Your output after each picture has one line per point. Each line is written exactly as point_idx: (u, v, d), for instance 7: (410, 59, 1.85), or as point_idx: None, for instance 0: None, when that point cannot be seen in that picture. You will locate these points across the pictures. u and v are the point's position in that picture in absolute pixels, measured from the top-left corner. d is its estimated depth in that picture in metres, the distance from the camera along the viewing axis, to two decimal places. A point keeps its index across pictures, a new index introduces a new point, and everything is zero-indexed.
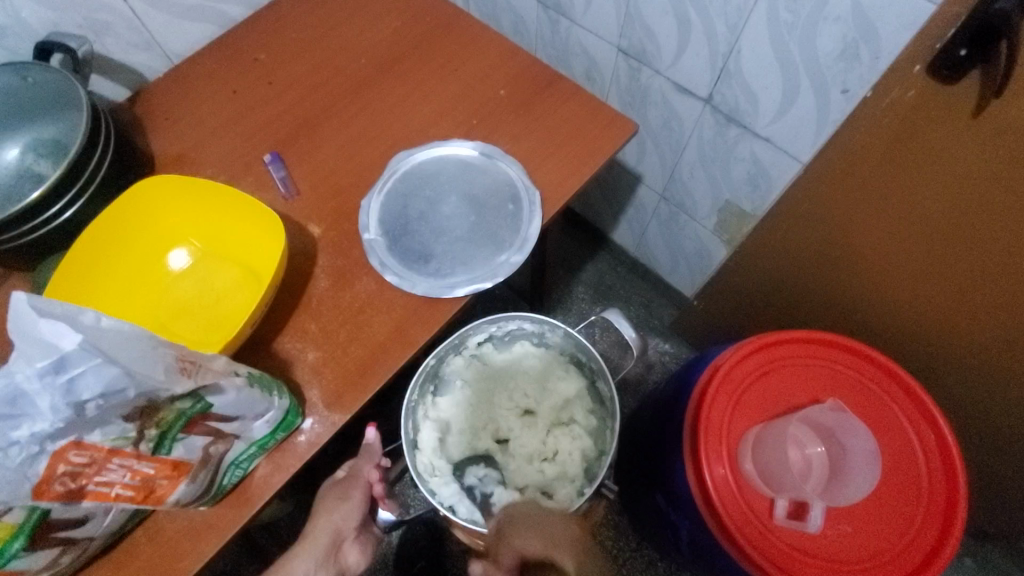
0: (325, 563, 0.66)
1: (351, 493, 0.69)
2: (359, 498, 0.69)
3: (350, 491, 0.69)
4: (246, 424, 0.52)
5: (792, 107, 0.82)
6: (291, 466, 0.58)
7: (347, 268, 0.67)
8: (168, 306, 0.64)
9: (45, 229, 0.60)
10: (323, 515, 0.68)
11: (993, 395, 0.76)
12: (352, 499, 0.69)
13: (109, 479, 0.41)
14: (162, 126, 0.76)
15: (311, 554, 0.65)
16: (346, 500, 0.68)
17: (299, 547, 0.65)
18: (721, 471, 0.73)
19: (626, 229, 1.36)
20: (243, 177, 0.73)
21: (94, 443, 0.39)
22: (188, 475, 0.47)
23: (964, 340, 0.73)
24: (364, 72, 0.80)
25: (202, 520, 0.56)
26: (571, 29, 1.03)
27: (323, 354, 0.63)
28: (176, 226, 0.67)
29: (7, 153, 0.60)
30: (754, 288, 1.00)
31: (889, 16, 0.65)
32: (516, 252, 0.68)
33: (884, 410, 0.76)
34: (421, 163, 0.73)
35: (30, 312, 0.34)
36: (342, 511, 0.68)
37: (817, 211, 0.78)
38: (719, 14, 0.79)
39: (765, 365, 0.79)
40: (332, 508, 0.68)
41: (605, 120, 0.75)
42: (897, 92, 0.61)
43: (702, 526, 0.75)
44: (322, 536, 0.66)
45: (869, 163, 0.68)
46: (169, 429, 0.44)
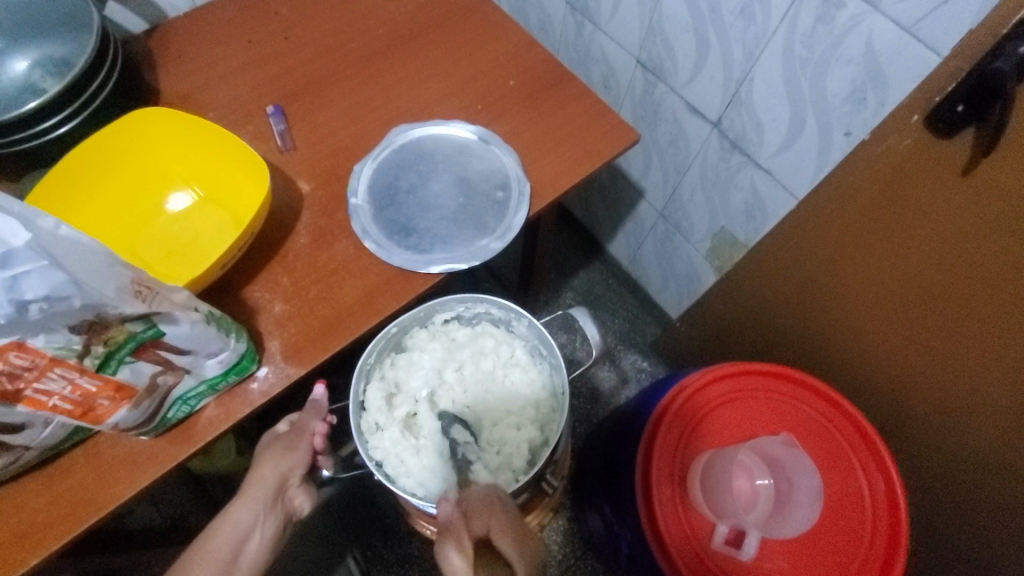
0: (274, 508, 0.66)
1: (297, 443, 0.69)
2: (306, 448, 0.69)
3: (296, 442, 0.69)
4: (198, 361, 0.52)
5: (796, 142, 0.82)
6: (238, 411, 0.59)
7: (329, 229, 0.68)
8: (147, 240, 0.65)
9: (36, 142, 0.61)
10: (268, 463, 0.67)
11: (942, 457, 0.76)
12: (299, 450, 0.69)
13: (48, 389, 0.42)
14: (173, 64, 0.77)
15: (258, 500, 0.65)
16: (292, 450, 0.68)
17: (244, 495, 0.65)
18: (668, 492, 0.75)
19: (622, 242, 1.36)
20: (243, 126, 0.73)
21: (36, 348, 0.39)
22: (132, 399, 0.48)
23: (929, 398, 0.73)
24: (380, 42, 0.80)
25: (142, 450, 0.56)
26: (595, 34, 1.04)
27: (290, 308, 0.63)
28: (164, 160, 0.68)
29: (15, 65, 0.61)
30: (735, 317, 0.99)
31: (899, 65, 0.65)
32: (497, 239, 0.68)
33: (840, 454, 0.76)
34: (420, 138, 0.74)
35: None
36: (289, 459, 0.68)
37: (805, 247, 0.78)
38: (738, 39, 0.80)
39: (730, 393, 0.80)
40: (277, 457, 0.68)
41: (608, 124, 0.76)
42: (894, 139, 0.62)
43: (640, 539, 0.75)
44: (268, 481, 0.66)
45: (859, 204, 0.68)
46: (117, 350, 0.44)
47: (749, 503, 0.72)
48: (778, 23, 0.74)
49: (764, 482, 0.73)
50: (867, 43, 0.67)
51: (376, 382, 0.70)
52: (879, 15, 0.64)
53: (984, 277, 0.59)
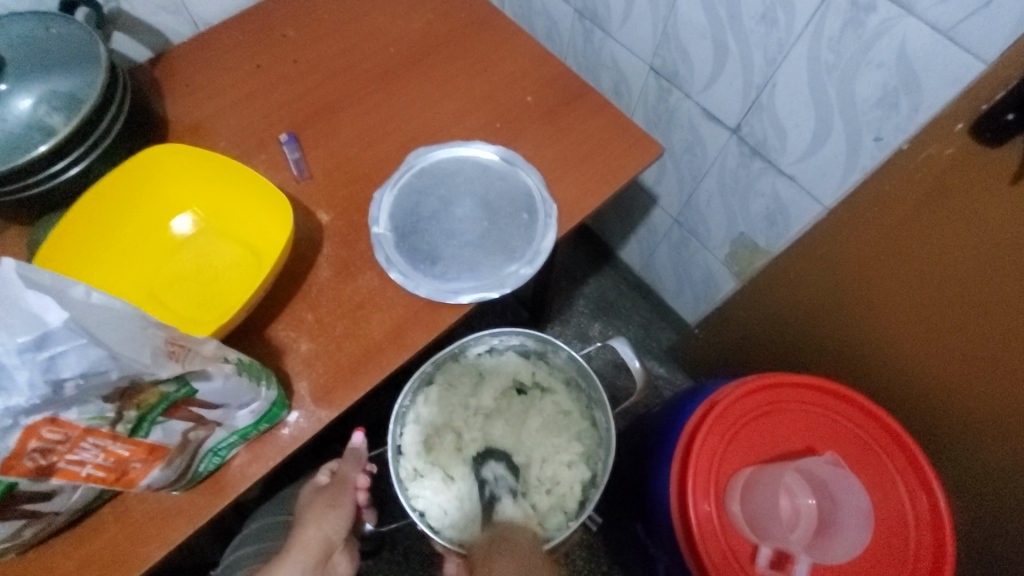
0: (315, 574, 0.62)
1: (341, 500, 0.67)
2: (349, 504, 0.68)
3: (340, 497, 0.67)
4: (229, 413, 0.50)
5: (822, 148, 0.80)
6: (270, 459, 0.56)
7: (352, 260, 0.65)
8: (163, 277, 0.63)
9: (47, 185, 0.58)
10: (312, 523, 0.64)
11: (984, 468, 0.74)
12: (343, 506, 0.67)
13: (81, 458, 0.40)
14: (180, 93, 0.74)
15: (302, 564, 0.61)
16: (336, 507, 0.67)
17: (287, 560, 0.60)
18: (706, 508, 0.72)
19: (635, 248, 1.34)
20: (256, 155, 0.71)
21: (70, 421, 0.37)
22: (164, 459, 0.46)
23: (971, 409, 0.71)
24: (391, 61, 0.78)
25: (173, 505, 0.54)
26: (605, 41, 1.01)
27: (316, 346, 0.61)
28: (178, 196, 0.66)
29: (21, 104, 0.58)
30: (760, 325, 0.98)
31: (935, 69, 0.63)
32: (526, 264, 0.66)
33: (880, 468, 0.74)
34: (439, 161, 0.72)
35: (18, 282, 0.32)
36: (333, 517, 0.66)
37: (838, 257, 0.77)
38: (760, 45, 0.78)
39: (767, 405, 0.77)
40: (322, 515, 0.65)
41: (632, 138, 0.74)
42: (935, 148, 0.60)
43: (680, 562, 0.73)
44: (313, 544, 0.63)
45: (898, 217, 0.67)
46: (149, 412, 0.42)
47: (791, 522, 0.72)
48: (803, 28, 0.72)
49: (808, 502, 0.72)
50: (900, 47, 0.65)
51: (411, 424, 0.69)
52: (913, 19, 0.62)
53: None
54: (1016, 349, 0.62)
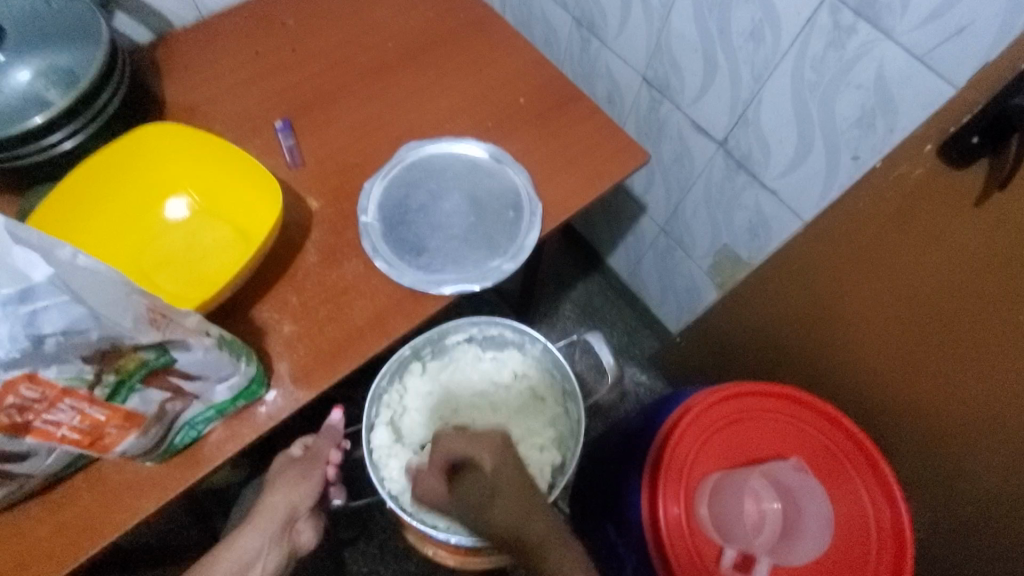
0: (279, 540, 0.66)
1: (311, 472, 0.69)
2: (319, 478, 0.69)
3: (310, 471, 0.69)
4: (208, 386, 0.51)
5: (802, 163, 0.82)
6: (246, 436, 0.57)
7: (339, 247, 0.67)
8: (153, 258, 0.64)
9: (40, 156, 0.59)
10: (280, 491, 0.67)
11: (946, 479, 0.76)
12: (312, 478, 0.69)
13: (57, 419, 0.41)
14: (178, 75, 0.76)
15: (265, 529, 0.65)
16: (305, 479, 0.68)
17: (252, 524, 0.65)
18: (675, 510, 0.73)
19: (622, 255, 1.36)
20: (250, 140, 0.72)
21: (48, 379, 0.38)
22: (140, 427, 0.47)
23: (932, 420, 0.73)
24: (389, 56, 0.80)
25: (147, 477, 0.55)
26: (601, 51, 1.04)
27: (298, 329, 0.62)
28: (171, 174, 0.67)
29: (18, 75, 0.60)
30: (737, 334, 1.00)
31: (909, 93, 0.66)
32: (508, 260, 0.68)
33: (845, 478, 0.76)
34: (430, 156, 0.73)
35: (5, 237, 0.34)
36: (301, 489, 0.68)
37: (812, 268, 0.79)
38: (747, 62, 0.80)
39: (736, 413, 0.79)
40: (291, 485, 0.68)
41: (619, 144, 0.76)
42: (906, 167, 0.62)
43: (647, 561, 0.75)
44: (278, 511, 0.66)
45: (866, 232, 0.70)
46: (128, 377, 0.43)
47: (756, 525, 0.73)
48: (788, 47, 0.74)
49: (774, 505, 0.74)
50: (877, 70, 0.67)
51: (387, 406, 0.71)
52: (890, 44, 0.65)
53: (990, 306, 0.60)
54: (973, 362, 0.64)
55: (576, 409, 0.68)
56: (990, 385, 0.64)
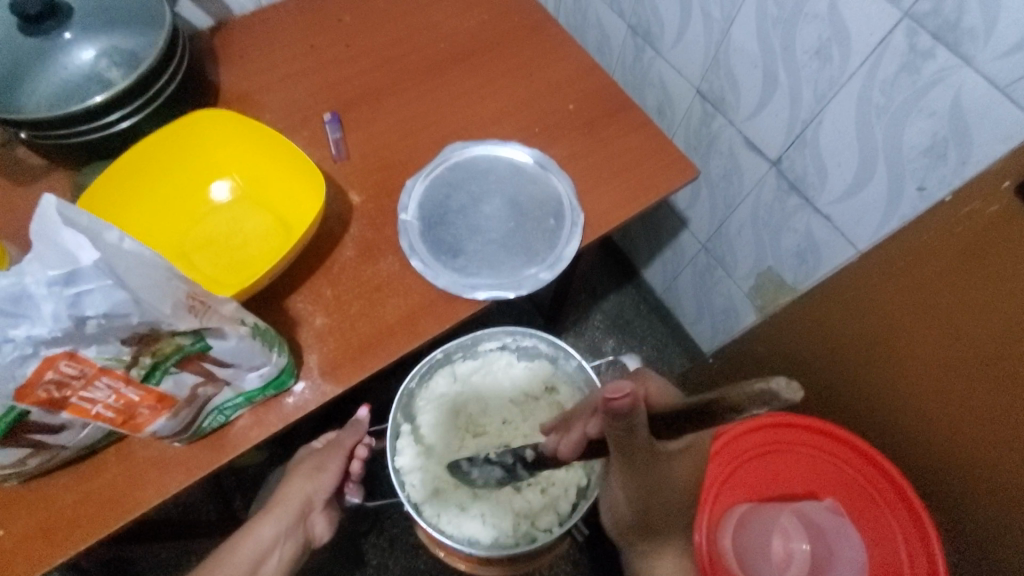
0: (293, 530, 0.67)
1: (328, 464, 0.70)
2: (337, 469, 0.70)
3: (328, 462, 0.70)
4: (239, 374, 0.51)
5: (861, 190, 0.79)
6: (272, 424, 0.58)
7: (376, 243, 0.66)
8: (194, 240, 0.65)
9: (96, 134, 0.61)
10: (298, 481, 0.68)
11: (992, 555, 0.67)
12: (330, 470, 0.69)
13: (93, 396, 0.41)
14: (235, 63, 0.77)
15: (280, 519, 0.66)
16: (322, 470, 0.69)
17: (269, 513, 0.66)
18: (697, 538, 0.71)
19: (658, 269, 1.33)
20: (298, 131, 0.73)
21: (87, 358, 0.39)
22: (171, 409, 0.47)
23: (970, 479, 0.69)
24: (440, 55, 0.79)
25: (173, 456, 0.55)
26: (654, 60, 1.01)
27: (330, 322, 0.62)
28: (221, 160, 0.69)
29: (83, 54, 0.62)
30: (775, 361, 0.96)
31: (987, 126, 0.62)
32: (546, 269, 0.66)
33: (883, 525, 0.71)
34: (474, 157, 0.73)
35: (55, 217, 0.34)
36: (318, 480, 0.69)
37: (863, 300, 0.76)
38: (810, 80, 0.77)
39: (767, 444, 0.78)
40: (309, 476, 0.69)
41: (668, 157, 0.73)
42: (979, 204, 0.59)
43: None
44: (294, 501, 0.67)
45: (926, 272, 0.66)
46: (163, 360, 0.43)
47: (783, 564, 0.66)
48: (857, 67, 0.71)
49: (804, 546, 0.66)
50: (954, 99, 0.63)
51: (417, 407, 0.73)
52: (970, 71, 0.61)
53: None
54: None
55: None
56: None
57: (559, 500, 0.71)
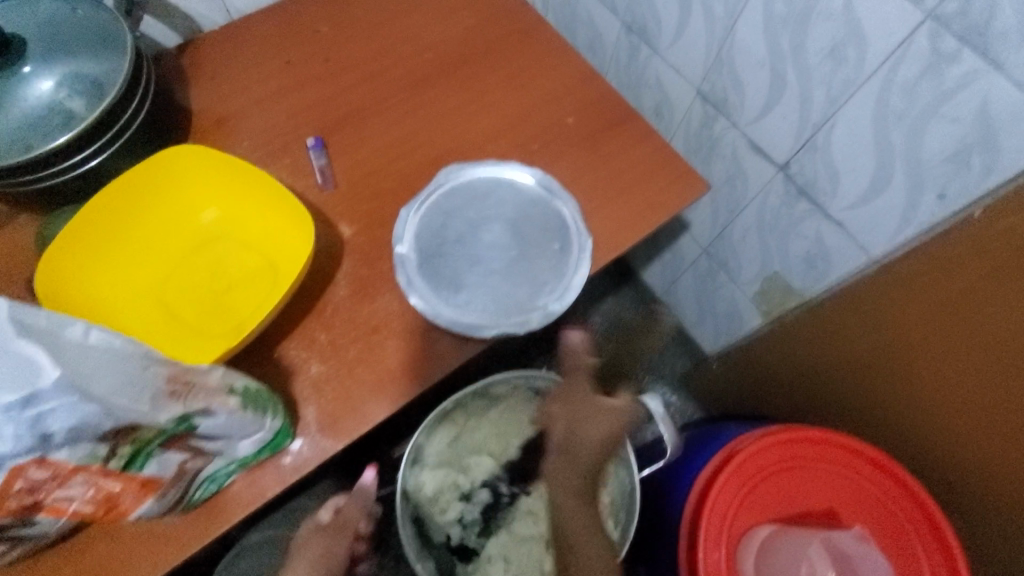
0: None
1: (335, 548, 0.65)
2: (343, 553, 0.65)
3: (337, 544, 0.65)
4: (231, 443, 0.47)
5: (876, 197, 0.75)
6: (270, 487, 0.54)
7: (371, 280, 0.62)
8: (176, 284, 0.61)
9: (59, 178, 0.55)
10: (301, 571, 0.62)
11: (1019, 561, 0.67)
12: (336, 555, 0.64)
13: (69, 494, 0.37)
14: (207, 85, 0.71)
15: None
16: (328, 556, 0.64)
17: None
18: (716, 556, 0.69)
19: (658, 271, 1.30)
20: (280, 158, 0.68)
21: (59, 461, 0.34)
22: (158, 491, 0.43)
23: (991, 488, 0.67)
24: (428, 68, 0.74)
25: (164, 530, 0.51)
26: (650, 59, 0.97)
27: (327, 370, 0.58)
28: (199, 196, 0.63)
29: (41, 85, 0.55)
30: (785, 371, 0.94)
31: (1016, 134, 0.59)
32: (555, 301, 0.62)
33: (903, 540, 0.70)
34: (472, 180, 0.68)
35: (9, 330, 0.30)
36: (321, 569, 0.63)
37: (881, 310, 0.72)
38: (821, 83, 0.73)
39: (787, 459, 0.74)
40: (311, 564, 0.63)
41: (676, 172, 0.69)
42: (1016, 220, 0.54)
43: None
44: None
45: (954, 285, 0.62)
46: (145, 445, 0.39)
47: None
48: (873, 70, 0.67)
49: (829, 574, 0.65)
50: (979, 105, 0.60)
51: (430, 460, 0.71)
52: (999, 76, 0.57)
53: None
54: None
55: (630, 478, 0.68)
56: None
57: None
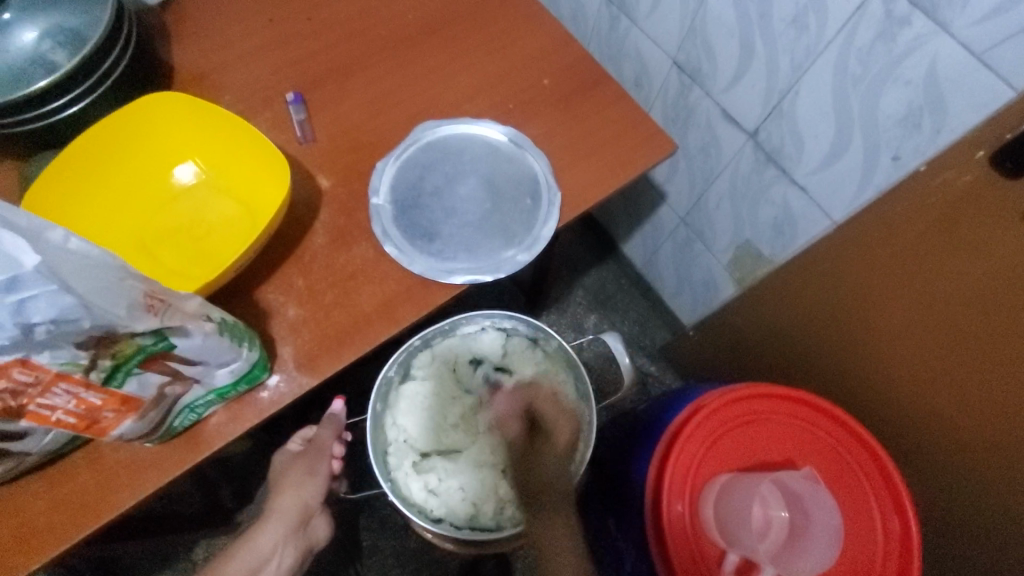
0: (292, 536, 0.71)
1: (317, 469, 0.72)
2: (325, 471, 0.73)
3: (316, 466, 0.72)
4: (208, 371, 0.49)
5: (837, 161, 0.78)
6: (248, 420, 0.56)
7: (348, 229, 0.64)
8: (157, 229, 0.63)
9: (43, 121, 0.57)
10: (290, 489, 0.71)
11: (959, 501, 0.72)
12: (319, 473, 0.72)
13: (53, 403, 0.40)
14: (189, 41, 0.73)
15: (278, 529, 0.69)
16: (312, 475, 0.72)
17: (265, 524, 0.69)
18: (678, 508, 0.72)
19: (639, 244, 1.32)
20: (260, 113, 0.70)
21: (42, 365, 0.37)
22: (138, 411, 0.45)
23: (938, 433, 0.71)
24: (408, 28, 0.76)
25: (146, 457, 0.54)
26: (629, 30, 0.99)
27: (304, 313, 0.61)
28: (179, 145, 0.65)
29: (26, 36, 0.59)
30: (753, 333, 0.97)
31: (963, 92, 0.61)
32: (523, 251, 0.65)
33: (856, 486, 0.73)
34: (447, 137, 0.70)
35: None
36: (309, 485, 0.72)
37: (838, 268, 0.75)
38: (786, 50, 0.76)
39: (747, 414, 0.76)
40: (300, 483, 0.72)
41: (646, 132, 0.72)
42: (952, 174, 0.57)
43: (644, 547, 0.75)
44: (290, 510, 0.70)
45: (903, 239, 0.65)
46: (125, 362, 0.42)
47: (761, 532, 0.71)
48: (833, 36, 0.69)
49: (781, 514, 0.71)
50: (930, 66, 0.63)
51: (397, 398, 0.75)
52: (946, 37, 0.60)
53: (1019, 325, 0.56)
54: (995, 381, 0.61)
55: (586, 411, 0.72)
56: (1009, 406, 0.60)
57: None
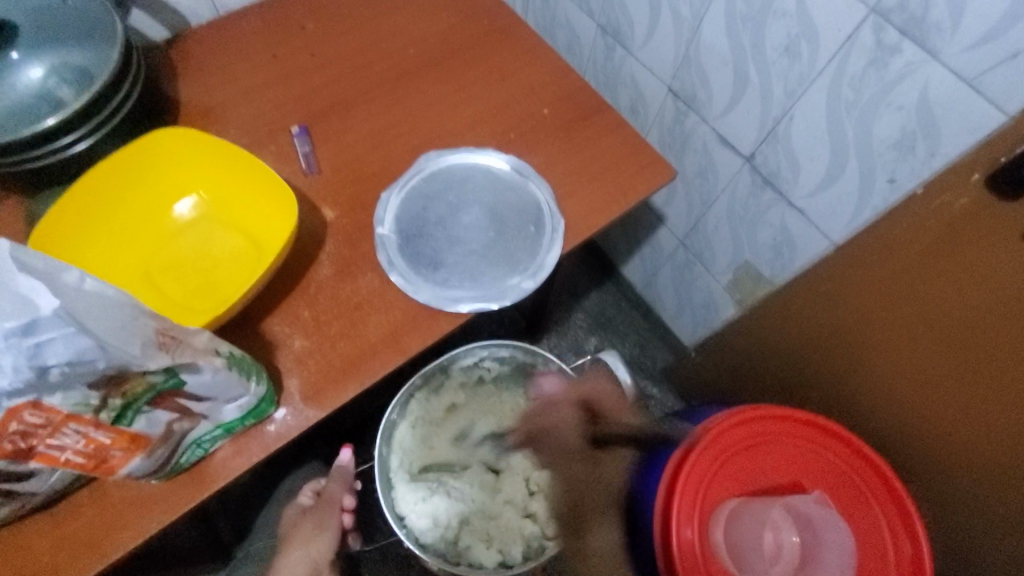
0: None
1: (326, 522, 0.75)
2: (335, 524, 0.75)
3: (325, 518, 0.75)
4: (216, 406, 0.49)
5: (832, 184, 0.80)
6: (253, 454, 0.56)
7: (353, 259, 0.65)
8: (161, 262, 0.63)
9: (50, 159, 0.57)
10: (299, 546, 0.73)
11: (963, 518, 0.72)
12: (328, 527, 0.75)
13: (62, 443, 0.39)
14: (194, 77, 0.74)
15: None
16: (322, 529, 0.74)
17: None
18: (688, 534, 0.66)
19: (638, 266, 1.33)
20: (266, 146, 0.71)
21: (51, 406, 0.37)
22: (146, 449, 0.45)
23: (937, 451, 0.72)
24: (409, 62, 0.77)
25: (151, 494, 0.53)
26: (624, 58, 1.01)
27: (309, 344, 0.60)
28: (185, 178, 0.66)
29: (30, 73, 0.57)
30: (756, 356, 0.97)
31: (956, 117, 0.63)
32: (528, 278, 0.65)
33: (863, 506, 0.72)
34: (450, 166, 0.71)
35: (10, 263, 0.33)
36: (318, 540, 0.74)
37: (836, 292, 0.76)
38: (780, 77, 0.77)
39: (755, 436, 0.74)
40: (309, 538, 0.74)
41: (645, 159, 0.73)
42: (950, 196, 0.58)
43: None
44: (299, 568, 0.71)
45: (898, 260, 0.66)
46: (135, 400, 0.41)
47: (772, 557, 0.66)
48: (825, 63, 0.71)
49: (794, 538, 0.67)
50: (922, 91, 0.64)
51: (403, 440, 0.79)
52: (937, 64, 0.61)
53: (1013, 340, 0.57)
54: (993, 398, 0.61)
55: (588, 432, 0.77)
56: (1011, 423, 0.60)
57: (560, 503, 0.79)
